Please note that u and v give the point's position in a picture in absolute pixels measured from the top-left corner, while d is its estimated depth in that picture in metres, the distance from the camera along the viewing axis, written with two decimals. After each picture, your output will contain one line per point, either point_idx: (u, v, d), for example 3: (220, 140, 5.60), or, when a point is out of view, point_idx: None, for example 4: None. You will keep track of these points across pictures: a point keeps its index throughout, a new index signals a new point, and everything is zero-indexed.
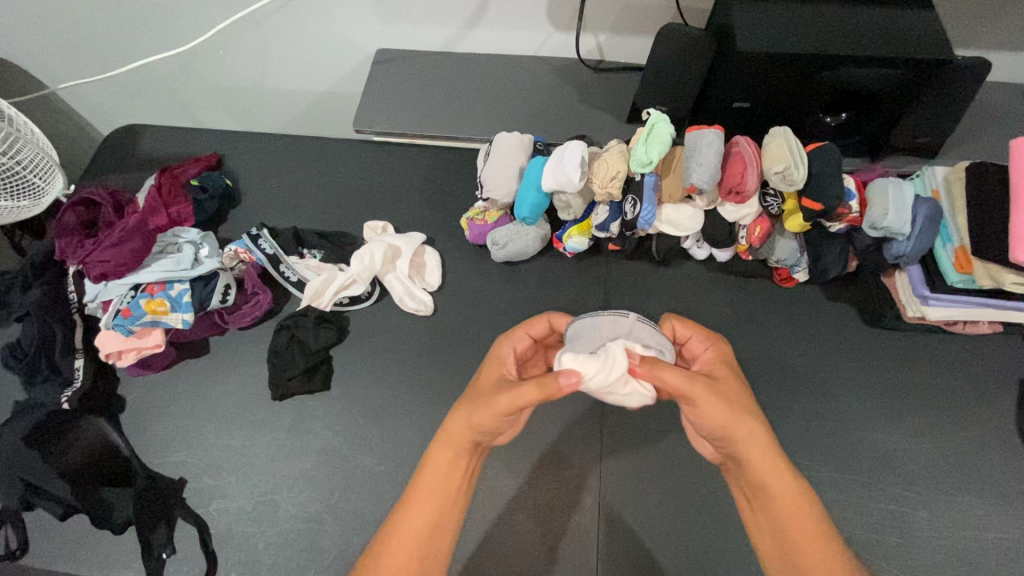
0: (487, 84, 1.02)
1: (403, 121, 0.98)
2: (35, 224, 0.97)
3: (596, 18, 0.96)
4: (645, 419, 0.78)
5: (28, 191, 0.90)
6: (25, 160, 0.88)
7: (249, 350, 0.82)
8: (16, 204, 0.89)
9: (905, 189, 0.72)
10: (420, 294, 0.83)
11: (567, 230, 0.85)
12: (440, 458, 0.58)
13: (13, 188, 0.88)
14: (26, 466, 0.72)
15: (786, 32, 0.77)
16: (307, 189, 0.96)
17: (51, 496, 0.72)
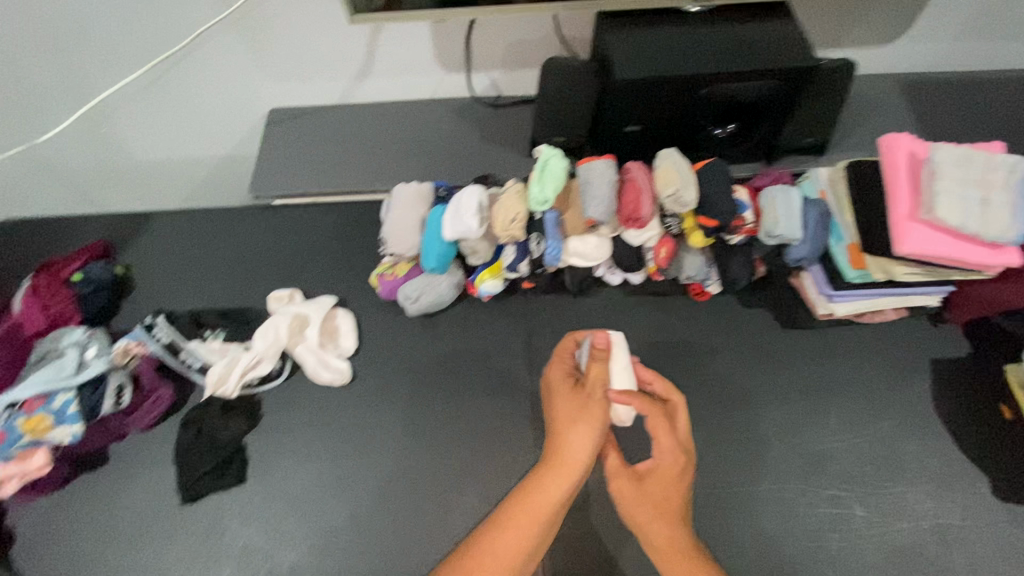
0: (387, 133, 1.00)
1: (302, 181, 0.94)
2: None
3: (484, 55, 0.96)
4: None
5: None
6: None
7: (153, 452, 0.76)
8: None
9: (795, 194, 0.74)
10: (334, 362, 0.79)
11: (479, 274, 0.82)
12: (556, 475, 0.64)
13: None
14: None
15: (661, 55, 0.78)
16: (205, 264, 0.91)
17: None
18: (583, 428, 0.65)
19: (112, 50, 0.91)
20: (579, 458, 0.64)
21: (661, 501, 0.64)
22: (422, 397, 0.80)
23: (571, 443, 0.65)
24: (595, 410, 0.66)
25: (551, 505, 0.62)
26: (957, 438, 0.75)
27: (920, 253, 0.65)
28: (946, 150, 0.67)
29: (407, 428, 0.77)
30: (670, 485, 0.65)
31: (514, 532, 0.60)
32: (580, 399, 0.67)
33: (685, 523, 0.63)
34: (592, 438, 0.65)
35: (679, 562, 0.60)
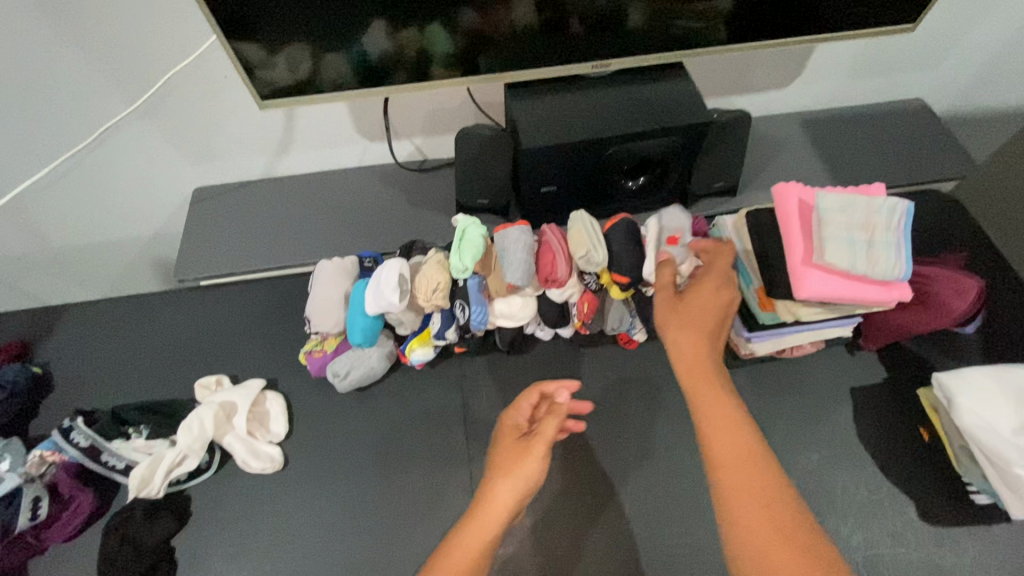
0: (314, 204, 1.00)
1: (228, 261, 0.93)
2: None
3: (404, 124, 0.98)
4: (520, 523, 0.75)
5: None
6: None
7: (76, 564, 0.73)
8: None
9: (677, 211, 0.78)
10: (265, 449, 0.78)
11: (408, 343, 0.82)
12: (478, 521, 0.61)
13: None
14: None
15: (566, 121, 0.82)
16: (130, 355, 0.89)
17: None
18: (510, 481, 0.64)
19: (24, 145, 0.90)
20: (508, 503, 0.62)
21: (697, 335, 0.67)
22: (358, 475, 0.78)
23: (496, 497, 0.63)
24: (534, 460, 0.65)
25: (481, 544, 0.59)
26: (882, 466, 0.78)
27: (819, 295, 0.69)
28: (831, 196, 0.71)
29: (344, 510, 0.76)
30: (712, 302, 0.70)
31: (456, 561, 0.57)
32: (519, 446, 0.67)
33: (723, 380, 0.64)
34: (516, 490, 0.63)
35: (716, 405, 0.62)
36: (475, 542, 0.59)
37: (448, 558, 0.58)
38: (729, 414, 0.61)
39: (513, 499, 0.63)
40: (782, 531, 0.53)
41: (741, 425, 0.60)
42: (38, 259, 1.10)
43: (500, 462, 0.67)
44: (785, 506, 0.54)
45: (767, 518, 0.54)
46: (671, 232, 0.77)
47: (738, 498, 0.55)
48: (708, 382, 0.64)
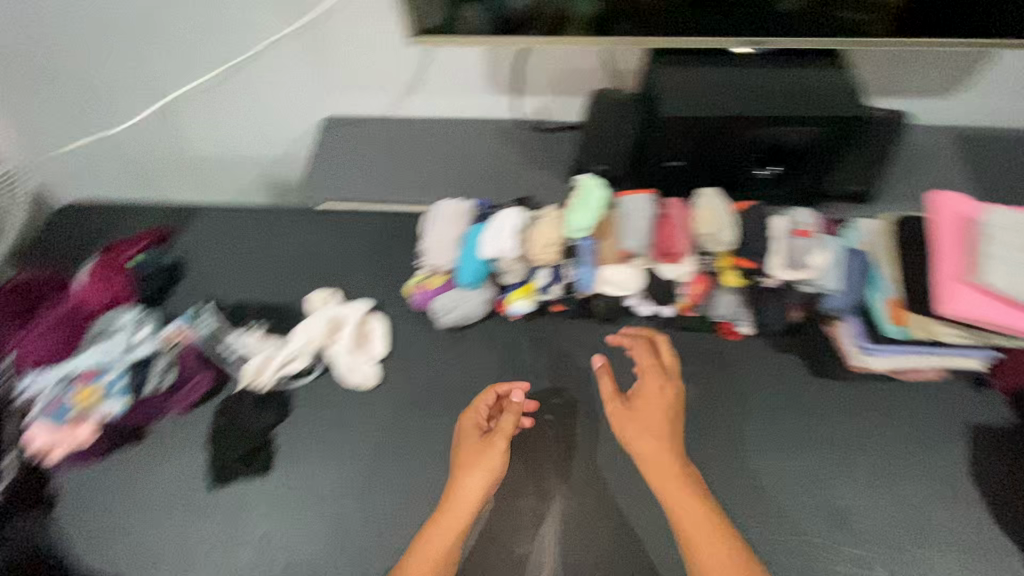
0: (431, 147, 1.03)
1: (350, 188, 0.98)
2: None
3: (534, 79, 0.98)
4: (598, 486, 0.74)
5: None
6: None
7: (188, 433, 0.80)
8: None
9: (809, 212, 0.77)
10: (364, 366, 0.82)
11: (509, 294, 0.83)
12: (441, 524, 0.67)
13: None
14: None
15: (709, 93, 0.80)
16: (252, 259, 0.95)
17: None
18: (471, 476, 0.69)
19: (190, 51, 0.98)
20: (471, 498, 0.68)
21: (632, 434, 0.71)
22: (444, 407, 0.81)
23: (464, 487, 0.68)
24: (494, 455, 0.70)
25: (438, 551, 0.65)
26: (997, 513, 0.71)
27: (961, 315, 0.65)
28: (995, 218, 0.70)
29: (426, 438, 0.79)
30: (655, 404, 0.73)
31: (419, 562, 0.65)
32: (483, 442, 0.71)
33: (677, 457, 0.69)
34: (483, 482, 0.69)
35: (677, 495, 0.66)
36: (442, 541, 0.66)
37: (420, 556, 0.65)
38: (666, 455, 0.68)
39: (485, 488, 0.69)
40: (708, 539, 0.62)
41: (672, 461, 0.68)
42: (179, 162, 1.20)
43: (461, 458, 0.71)
44: (716, 522, 0.64)
45: (690, 528, 0.63)
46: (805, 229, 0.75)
47: (678, 518, 0.64)
48: (633, 425, 0.71)
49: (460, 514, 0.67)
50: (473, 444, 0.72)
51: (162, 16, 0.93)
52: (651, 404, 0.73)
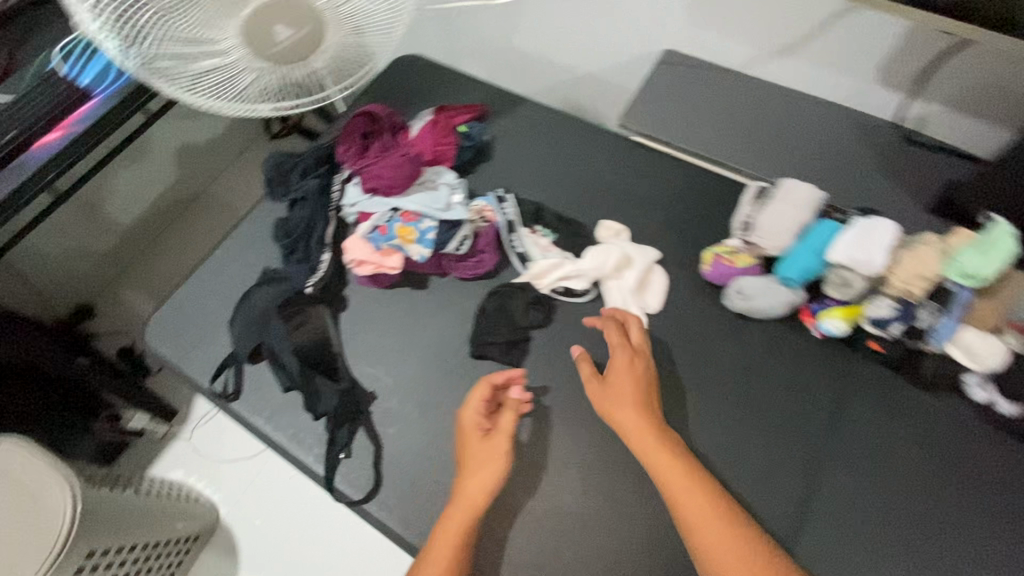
0: (774, 118, 0.91)
1: (672, 131, 0.92)
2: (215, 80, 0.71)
3: (942, 83, 0.82)
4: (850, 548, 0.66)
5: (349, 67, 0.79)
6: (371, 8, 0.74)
7: (462, 301, 0.85)
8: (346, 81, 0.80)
9: None
10: (635, 312, 0.80)
11: (825, 307, 0.74)
12: (459, 511, 0.67)
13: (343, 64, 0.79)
14: (274, 336, 0.79)
15: None
16: (554, 166, 0.95)
17: (282, 366, 0.79)
18: (472, 470, 0.69)
19: None
20: (482, 493, 0.67)
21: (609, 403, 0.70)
22: (706, 388, 0.76)
23: (471, 482, 0.68)
24: (501, 453, 0.69)
25: (456, 538, 0.65)
26: None
27: None
28: None
29: (676, 409, 0.74)
30: (624, 375, 0.71)
31: (443, 544, 0.65)
32: (489, 437, 0.70)
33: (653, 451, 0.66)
34: (487, 479, 0.68)
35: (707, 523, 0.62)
36: (454, 530, 0.65)
37: (443, 538, 0.65)
38: (643, 418, 0.68)
39: (477, 424, 0.71)
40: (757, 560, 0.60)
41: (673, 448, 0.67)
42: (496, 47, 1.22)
43: (464, 458, 0.70)
44: (739, 526, 0.62)
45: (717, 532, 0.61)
46: None
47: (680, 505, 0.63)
48: (620, 397, 0.70)
49: (496, 456, 0.69)
50: (473, 435, 0.71)
51: None
52: (619, 370, 0.72)
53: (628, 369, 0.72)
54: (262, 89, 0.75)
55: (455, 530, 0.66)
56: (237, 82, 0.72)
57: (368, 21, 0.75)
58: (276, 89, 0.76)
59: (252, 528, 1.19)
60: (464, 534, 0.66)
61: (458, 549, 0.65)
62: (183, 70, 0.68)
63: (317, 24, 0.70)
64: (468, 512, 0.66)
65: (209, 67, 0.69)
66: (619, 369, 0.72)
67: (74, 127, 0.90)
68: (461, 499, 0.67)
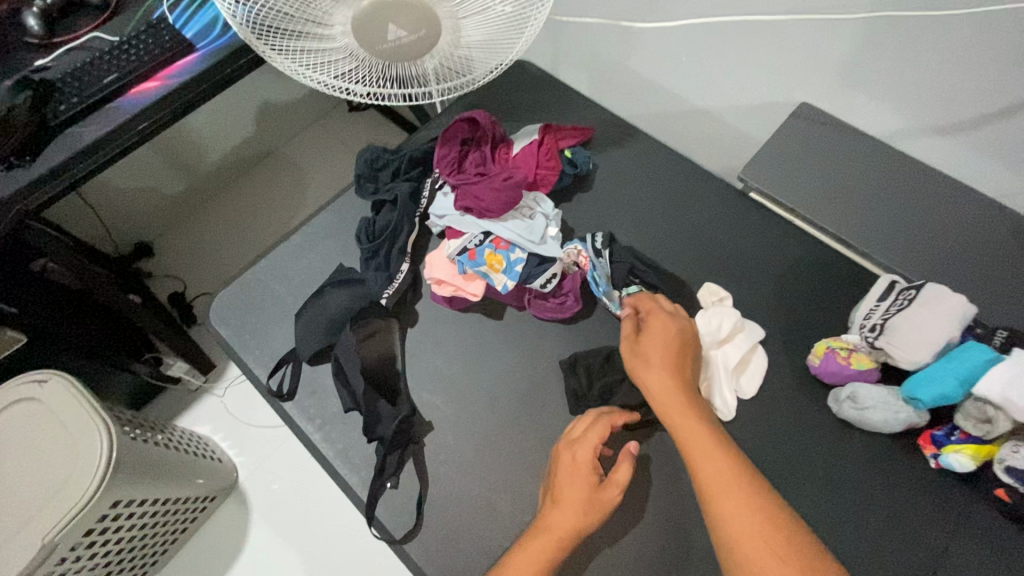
0: (918, 202, 0.81)
1: (796, 197, 0.84)
2: (314, 56, 0.65)
3: None
4: None
5: (452, 72, 0.71)
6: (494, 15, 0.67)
7: (537, 340, 0.79)
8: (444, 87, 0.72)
9: None
10: (728, 395, 0.72)
11: (954, 439, 0.65)
12: (537, 546, 0.60)
13: (445, 69, 0.71)
14: (343, 344, 0.75)
15: None
16: (657, 210, 0.89)
17: (345, 379, 0.75)
18: (574, 513, 0.62)
19: None
20: (570, 535, 0.61)
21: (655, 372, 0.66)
22: (791, 493, 0.68)
23: (561, 522, 0.61)
24: (606, 507, 0.63)
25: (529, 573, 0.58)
26: None
27: None
28: None
29: None
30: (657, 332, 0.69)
31: None
32: (599, 486, 0.63)
33: (678, 409, 0.63)
34: (582, 524, 0.61)
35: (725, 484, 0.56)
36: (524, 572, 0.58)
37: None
38: (671, 383, 0.65)
39: (590, 464, 0.65)
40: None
41: (716, 443, 0.59)
42: None
43: (564, 492, 0.63)
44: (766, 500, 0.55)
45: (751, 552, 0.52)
46: None
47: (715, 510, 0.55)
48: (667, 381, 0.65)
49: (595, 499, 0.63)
50: (585, 472, 0.64)
51: None
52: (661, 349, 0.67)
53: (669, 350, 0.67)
54: (359, 74, 0.68)
55: (533, 558, 0.59)
56: (337, 66, 0.67)
57: (484, 32, 0.68)
58: (377, 82, 0.69)
59: (268, 491, 1.18)
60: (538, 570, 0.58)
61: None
62: (289, 46, 0.64)
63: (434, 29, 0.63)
64: (548, 555, 0.60)
65: (314, 48, 0.65)
66: (649, 337, 0.68)
67: (171, 78, 0.83)
68: (551, 532, 0.61)
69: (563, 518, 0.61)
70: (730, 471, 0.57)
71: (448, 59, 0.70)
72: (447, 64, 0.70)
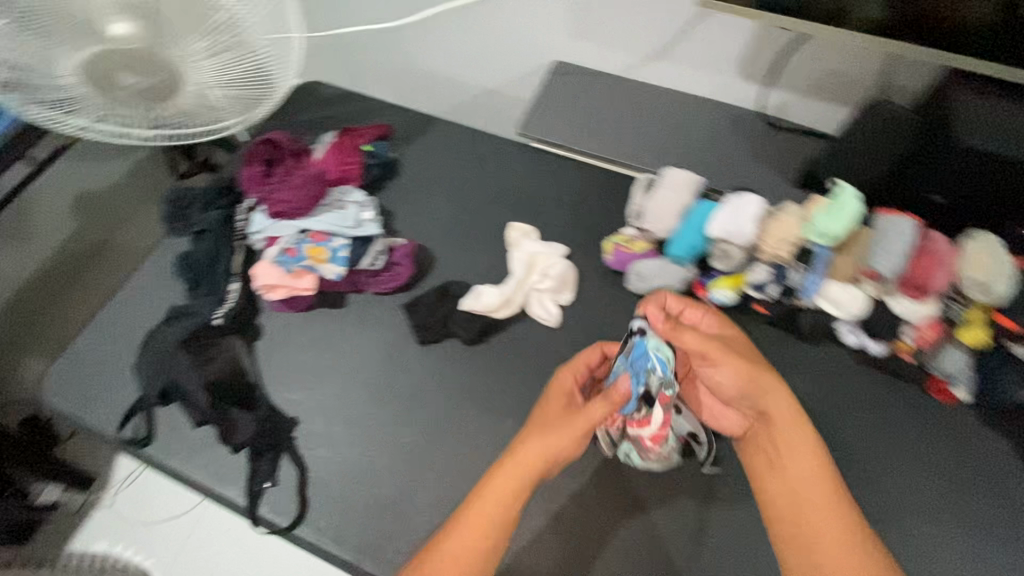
0: (658, 118, 0.99)
1: (567, 136, 0.98)
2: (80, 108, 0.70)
3: (787, 74, 0.92)
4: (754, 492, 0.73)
5: (232, 109, 0.77)
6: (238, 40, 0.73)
7: (378, 314, 0.85)
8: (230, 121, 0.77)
9: None
10: (550, 304, 0.85)
11: (713, 278, 0.80)
12: (474, 515, 0.63)
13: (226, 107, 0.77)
14: (184, 374, 0.77)
15: (993, 138, 0.74)
16: (461, 179, 1.00)
17: (193, 400, 0.77)
18: (513, 467, 0.65)
19: None
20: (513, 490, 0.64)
21: (746, 368, 0.69)
22: None
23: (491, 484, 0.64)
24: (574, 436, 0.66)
25: (479, 539, 0.62)
26: None
27: None
28: None
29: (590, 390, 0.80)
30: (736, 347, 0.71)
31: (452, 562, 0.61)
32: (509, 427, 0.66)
33: (786, 432, 0.67)
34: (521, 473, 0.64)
35: (827, 489, 0.64)
36: (468, 546, 0.61)
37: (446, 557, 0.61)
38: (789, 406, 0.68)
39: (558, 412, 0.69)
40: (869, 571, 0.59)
41: (828, 480, 0.65)
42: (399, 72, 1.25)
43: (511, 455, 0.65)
44: (827, 485, 0.64)
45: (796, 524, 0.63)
46: None
47: (806, 524, 0.63)
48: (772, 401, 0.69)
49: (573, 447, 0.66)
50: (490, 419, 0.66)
51: None
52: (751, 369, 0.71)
53: (749, 362, 0.70)
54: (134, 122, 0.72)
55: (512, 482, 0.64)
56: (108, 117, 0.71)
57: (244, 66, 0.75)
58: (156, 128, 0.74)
59: None
60: (486, 533, 0.62)
61: (513, 496, 0.64)
62: (53, 104, 0.69)
63: (173, 74, 0.69)
64: (485, 520, 0.63)
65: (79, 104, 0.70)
66: (727, 366, 0.70)
67: None
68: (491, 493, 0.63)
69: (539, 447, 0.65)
70: (820, 475, 0.65)
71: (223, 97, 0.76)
72: (225, 102, 0.76)
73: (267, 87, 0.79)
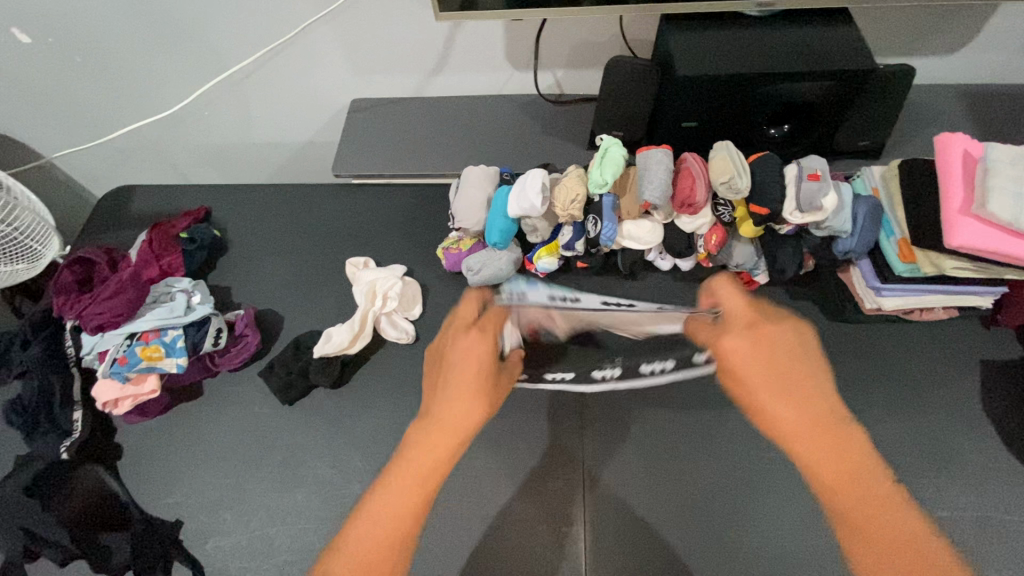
0: (456, 123, 1.05)
1: (377, 163, 1.01)
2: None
3: (550, 55, 1.01)
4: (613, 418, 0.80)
5: (24, 254, 0.97)
6: (23, 227, 0.96)
7: (239, 390, 0.85)
8: (15, 267, 0.96)
9: (817, 155, 0.75)
10: (401, 322, 0.87)
11: (536, 251, 0.89)
12: (404, 486, 0.65)
13: (12, 252, 0.95)
14: (29, 514, 0.75)
15: (715, 63, 0.82)
16: (291, 234, 1.02)
17: (52, 542, 0.74)
18: (452, 394, 0.69)
19: (211, 52, 1.01)
20: (455, 421, 0.67)
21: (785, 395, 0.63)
22: None
23: (442, 407, 0.69)
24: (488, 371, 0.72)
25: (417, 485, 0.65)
26: (1005, 437, 0.75)
27: (973, 244, 0.68)
28: (999, 150, 0.71)
29: None
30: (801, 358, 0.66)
31: (375, 523, 0.64)
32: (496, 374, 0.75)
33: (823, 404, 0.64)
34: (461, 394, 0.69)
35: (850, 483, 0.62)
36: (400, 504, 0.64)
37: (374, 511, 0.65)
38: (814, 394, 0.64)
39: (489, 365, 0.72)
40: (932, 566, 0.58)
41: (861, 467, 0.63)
42: (211, 153, 1.24)
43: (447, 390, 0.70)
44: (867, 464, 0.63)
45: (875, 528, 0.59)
46: (813, 169, 0.74)
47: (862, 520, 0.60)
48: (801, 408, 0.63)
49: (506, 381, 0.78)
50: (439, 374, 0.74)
51: (187, 13, 0.94)
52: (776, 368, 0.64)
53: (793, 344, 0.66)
54: None
55: (432, 460, 0.66)
56: None
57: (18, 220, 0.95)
58: None
59: None
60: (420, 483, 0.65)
61: (421, 490, 0.65)
62: None
63: None
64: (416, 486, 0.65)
65: None
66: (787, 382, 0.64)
67: None
68: (438, 427, 0.67)
69: (461, 408, 0.68)
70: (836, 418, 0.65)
71: (12, 241, 0.95)
72: (10, 246, 0.95)
73: (44, 223, 1.00)
